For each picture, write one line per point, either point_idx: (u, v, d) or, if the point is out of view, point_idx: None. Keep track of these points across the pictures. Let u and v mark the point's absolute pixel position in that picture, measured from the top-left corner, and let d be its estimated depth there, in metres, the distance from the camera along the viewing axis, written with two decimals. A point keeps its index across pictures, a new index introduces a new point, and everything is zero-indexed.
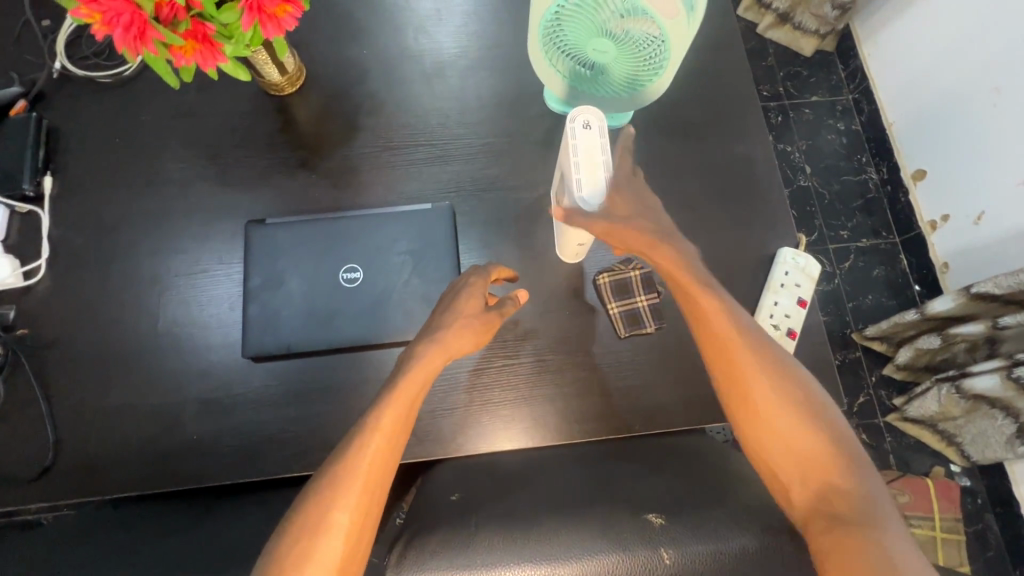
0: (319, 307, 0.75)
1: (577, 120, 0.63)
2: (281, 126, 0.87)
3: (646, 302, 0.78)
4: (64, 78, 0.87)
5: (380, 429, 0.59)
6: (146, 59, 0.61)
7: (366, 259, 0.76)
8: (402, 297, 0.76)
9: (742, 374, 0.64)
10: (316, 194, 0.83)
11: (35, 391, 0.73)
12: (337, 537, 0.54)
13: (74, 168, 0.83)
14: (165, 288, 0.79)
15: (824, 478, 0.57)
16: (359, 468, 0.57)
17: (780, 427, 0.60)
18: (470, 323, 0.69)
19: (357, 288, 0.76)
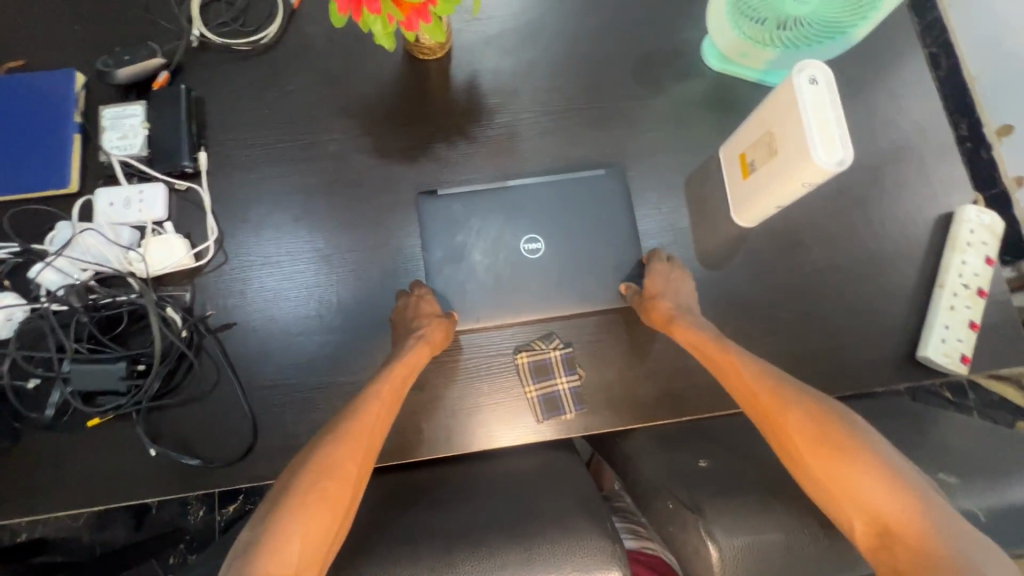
0: (505, 279, 0.75)
1: (804, 73, 0.60)
2: (432, 92, 0.83)
3: (566, 384, 0.72)
4: (202, 47, 0.82)
5: (380, 397, 0.65)
6: (366, 16, 0.57)
7: (546, 229, 0.76)
8: (588, 267, 0.76)
9: (773, 414, 0.60)
10: (478, 163, 0.81)
11: (228, 373, 0.72)
12: (334, 486, 0.56)
13: (228, 143, 0.80)
14: (332, 265, 0.76)
15: (887, 513, 0.50)
16: (359, 432, 0.61)
17: (826, 463, 0.54)
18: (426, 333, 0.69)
19: (539, 259, 0.75)
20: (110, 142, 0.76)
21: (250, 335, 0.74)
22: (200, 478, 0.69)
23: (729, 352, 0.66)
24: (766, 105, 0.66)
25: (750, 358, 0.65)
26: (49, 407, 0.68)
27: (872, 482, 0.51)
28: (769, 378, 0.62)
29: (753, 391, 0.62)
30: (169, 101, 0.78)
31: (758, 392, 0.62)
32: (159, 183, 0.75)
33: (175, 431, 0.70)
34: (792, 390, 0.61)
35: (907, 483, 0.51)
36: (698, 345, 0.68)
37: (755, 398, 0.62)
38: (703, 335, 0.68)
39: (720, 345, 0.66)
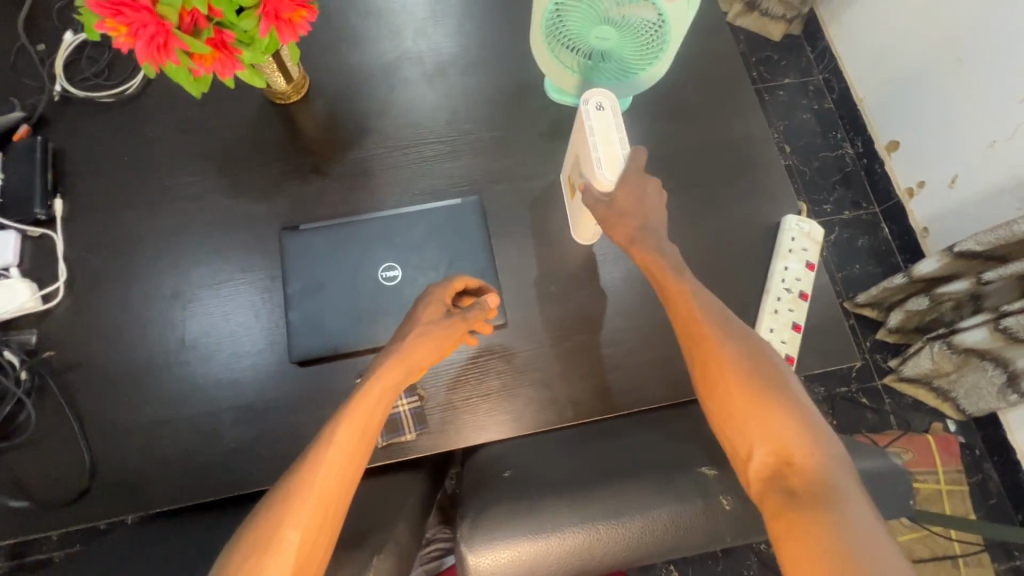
0: (363, 307, 0.77)
1: (590, 100, 0.66)
2: (289, 134, 0.88)
3: (407, 407, 0.74)
4: (65, 101, 0.86)
5: (338, 441, 0.56)
6: (168, 71, 0.62)
7: (403, 258, 0.79)
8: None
9: (703, 343, 0.62)
10: (329, 198, 0.84)
11: (66, 413, 0.72)
12: (307, 531, 0.51)
13: (84, 189, 0.82)
14: (189, 301, 0.78)
15: (797, 451, 0.53)
16: (345, 457, 0.56)
17: (748, 395, 0.57)
18: (450, 333, 0.69)
19: (396, 286, 0.78)
20: None
21: (94, 375, 0.74)
22: (32, 522, 0.69)
23: (688, 285, 0.67)
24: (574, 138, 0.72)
25: (700, 294, 0.66)
26: None
27: (773, 423, 0.55)
28: (715, 315, 0.64)
29: (691, 318, 0.64)
30: (26, 152, 0.81)
31: (696, 322, 0.64)
32: (9, 231, 0.78)
33: (9, 475, 0.70)
34: (731, 331, 0.63)
35: (826, 440, 0.54)
36: (654, 274, 0.69)
37: (691, 323, 0.64)
38: (661, 268, 0.68)
39: (676, 279, 0.67)
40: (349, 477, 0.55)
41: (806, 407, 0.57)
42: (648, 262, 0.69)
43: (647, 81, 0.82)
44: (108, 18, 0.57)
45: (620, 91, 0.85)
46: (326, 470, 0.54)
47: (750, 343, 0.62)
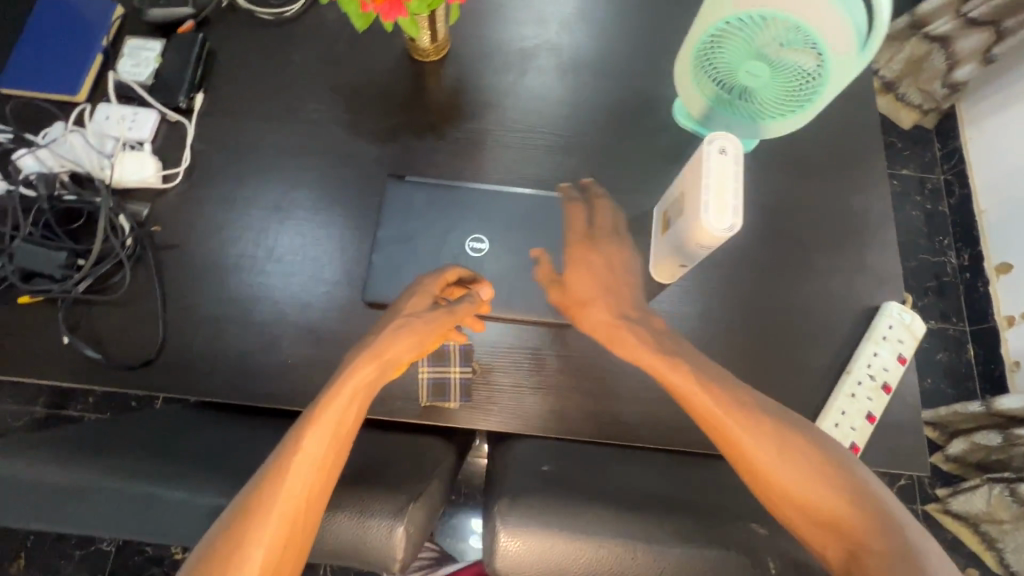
0: (443, 269, 0.78)
1: (714, 143, 0.64)
2: (417, 89, 0.91)
3: (459, 375, 0.75)
4: (230, 8, 0.92)
5: (303, 450, 0.57)
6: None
7: (492, 234, 0.80)
8: (519, 276, 0.79)
9: (734, 443, 0.62)
10: (438, 159, 0.87)
11: (154, 287, 0.77)
12: (281, 526, 0.54)
13: (223, 91, 0.88)
14: (287, 217, 0.82)
15: (864, 538, 0.56)
16: (316, 454, 0.57)
17: (805, 492, 0.59)
18: (436, 326, 0.68)
19: (479, 258, 0.79)
20: (124, 66, 0.85)
21: (187, 260, 0.79)
22: (102, 375, 0.73)
23: (701, 371, 0.66)
24: (682, 172, 0.70)
25: (730, 391, 0.65)
26: None
27: (839, 507, 0.57)
28: (740, 404, 0.63)
29: (716, 421, 0.63)
30: (185, 46, 0.87)
31: (723, 425, 0.63)
32: (153, 111, 0.83)
33: (92, 326, 0.75)
34: (764, 419, 0.62)
35: (886, 512, 0.57)
36: (659, 367, 0.67)
37: (719, 428, 0.63)
38: (679, 364, 0.66)
39: (693, 374, 0.66)
40: (328, 471, 0.58)
41: (863, 488, 0.59)
42: (662, 345, 0.69)
43: (780, 129, 0.81)
44: None
45: (749, 130, 0.83)
46: (291, 483, 0.55)
47: (788, 437, 0.62)
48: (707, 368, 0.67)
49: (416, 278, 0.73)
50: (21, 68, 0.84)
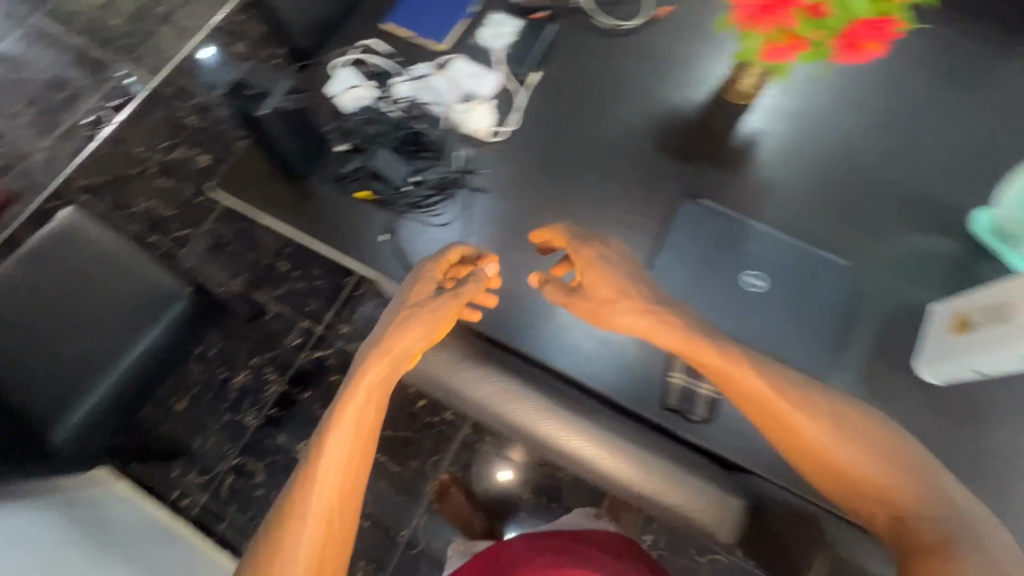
0: (715, 289, 0.85)
1: None
2: (720, 124, 0.97)
3: (707, 392, 0.80)
4: (577, 10, 1.04)
5: (340, 423, 0.71)
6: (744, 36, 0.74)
7: (771, 274, 0.85)
8: (782, 321, 0.83)
9: (795, 425, 0.67)
10: (726, 191, 0.92)
11: (466, 222, 0.90)
12: (332, 488, 0.69)
13: (553, 77, 1.00)
14: (586, 200, 0.93)
15: (895, 492, 0.64)
16: (347, 437, 0.70)
17: (824, 450, 0.66)
18: (619, 298, 0.74)
19: (752, 292, 0.84)
20: (486, 34, 0.99)
21: (492, 207, 0.90)
22: (404, 277, 0.86)
23: (753, 358, 0.69)
24: (1015, 278, 0.67)
25: (758, 368, 0.68)
26: (346, 167, 0.88)
27: (880, 479, 0.64)
28: (790, 392, 0.68)
29: (766, 402, 0.67)
30: (536, 32, 1.00)
31: (771, 404, 0.67)
32: (499, 76, 0.95)
33: (406, 236, 0.88)
34: (802, 399, 0.67)
35: (931, 484, 0.63)
36: (691, 352, 0.70)
37: (764, 408, 0.68)
38: (681, 339, 0.70)
39: (739, 361, 0.68)
40: (361, 448, 0.72)
41: (875, 429, 0.67)
42: (672, 335, 0.71)
43: None
44: None
45: None
46: (326, 484, 0.69)
47: (810, 395, 0.68)
48: (687, 317, 0.72)
49: (421, 262, 0.82)
50: (407, 12, 0.99)
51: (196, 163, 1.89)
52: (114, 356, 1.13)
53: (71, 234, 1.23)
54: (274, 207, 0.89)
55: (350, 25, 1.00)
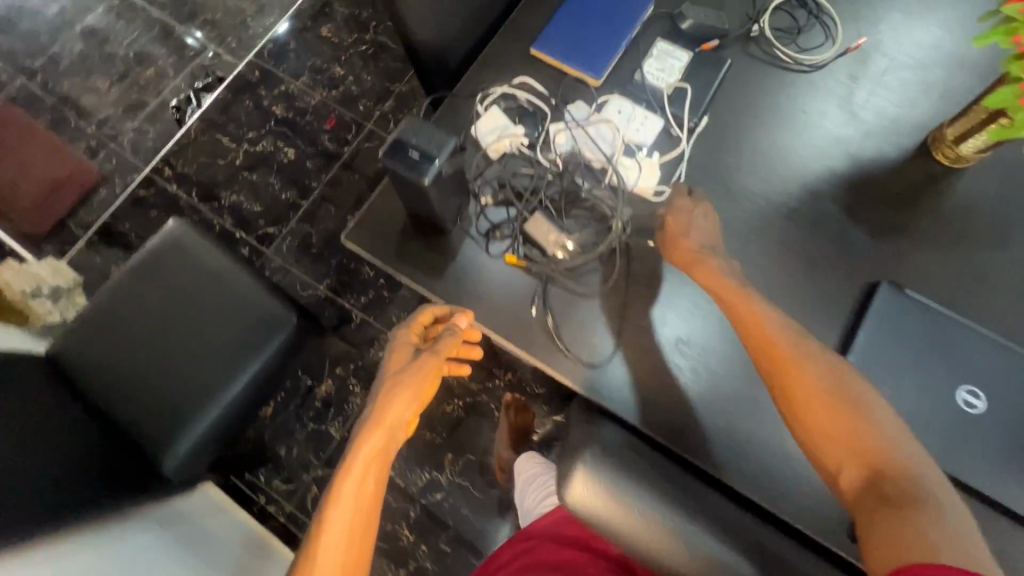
0: (921, 407, 0.71)
1: None
2: (924, 190, 0.82)
3: None
4: (753, 39, 0.89)
5: (330, 520, 0.66)
6: None
7: (992, 394, 0.70)
8: (1008, 452, 0.69)
9: (788, 372, 0.67)
10: (930, 278, 0.78)
11: (623, 295, 0.77)
12: (337, 548, 0.64)
13: (725, 122, 0.86)
14: (759, 279, 0.80)
15: (888, 467, 0.61)
16: (355, 491, 0.68)
17: (824, 412, 0.65)
18: (686, 262, 0.74)
19: (966, 414, 0.70)
20: (649, 67, 0.86)
21: (653, 279, 0.78)
22: (555, 358, 0.76)
23: (777, 316, 0.70)
24: None
25: (764, 305, 0.71)
26: (497, 226, 0.80)
27: (857, 437, 0.63)
28: (806, 361, 0.67)
29: (770, 342, 0.68)
30: (711, 67, 0.86)
31: (774, 342, 0.68)
32: (664, 121, 0.83)
33: (558, 309, 0.77)
34: (816, 371, 0.66)
35: (917, 484, 0.60)
36: (717, 288, 0.72)
37: (765, 342, 0.69)
38: (720, 278, 0.73)
39: (739, 294, 0.71)
40: (366, 507, 0.68)
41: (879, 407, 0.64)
42: (707, 270, 0.73)
43: None
44: None
45: None
46: (332, 545, 0.64)
47: (810, 352, 0.68)
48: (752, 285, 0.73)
49: (396, 335, 0.80)
50: (559, 38, 0.87)
51: (282, 156, 1.84)
52: (226, 381, 1.12)
53: (179, 246, 1.19)
54: (415, 267, 0.80)
55: (495, 50, 0.89)
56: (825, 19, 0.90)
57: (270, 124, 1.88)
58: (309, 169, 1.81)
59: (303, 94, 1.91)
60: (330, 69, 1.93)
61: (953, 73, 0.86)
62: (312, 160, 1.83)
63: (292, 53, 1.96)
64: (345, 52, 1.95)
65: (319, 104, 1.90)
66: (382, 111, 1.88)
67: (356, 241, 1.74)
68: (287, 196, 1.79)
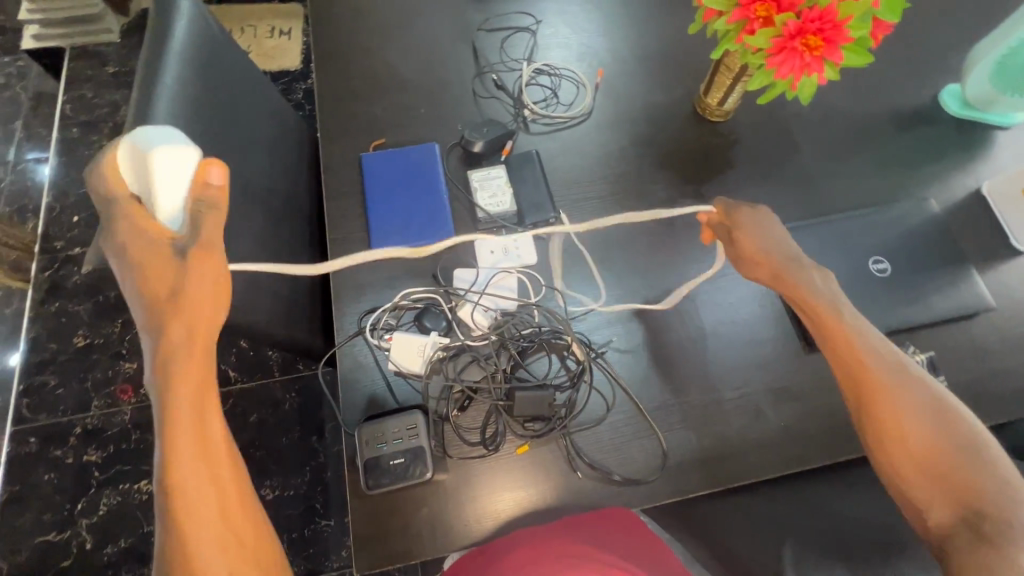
0: (865, 296, 0.83)
1: None
2: (731, 143, 0.96)
3: (936, 386, 0.79)
4: (531, 121, 0.96)
5: (171, 454, 0.53)
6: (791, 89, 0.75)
7: (887, 252, 0.86)
8: (929, 280, 0.85)
9: (874, 399, 0.63)
10: (786, 202, 0.92)
11: (629, 396, 0.78)
12: (190, 470, 0.54)
13: (573, 197, 0.91)
14: (697, 293, 0.85)
15: (973, 492, 0.57)
16: (194, 431, 0.55)
17: (907, 437, 0.61)
18: (196, 204, 0.60)
19: (888, 276, 0.85)
20: (483, 201, 0.87)
21: (636, 360, 0.80)
22: (631, 495, 0.73)
23: (836, 305, 0.70)
24: None
25: (844, 313, 0.69)
26: (485, 430, 0.74)
27: (937, 451, 0.59)
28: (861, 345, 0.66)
29: (858, 372, 0.65)
30: (526, 165, 0.91)
31: (857, 371, 0.65)
32: (532, 233, 0.86)
33: (593, 453, 0.75)
34: (872, 355, 0.65)
35: (966, 434, 0.60)
36: (801, 299, 0.71)
37: (854, 380, 0.65)
38: (801, 286, 0.71)
39: (827, 308, 0.69)
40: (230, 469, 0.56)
41: (950, 413, 0.61)
42: (788, 280, 0.72)
43: None
44: (773, 54, 0.71)
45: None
46: (186, 474, 0.53)
47: (896, 373, 0.64)
48: (772, 248, 0.74)
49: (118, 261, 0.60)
50: (391, 232, 0.85)
51: (137, 495, 1.43)
52: None
53: None
54: (450, 533, 0.71)
55: (345, 278, 0.83)
56: (566, 73, 1.00)
57: (93, 477, 1.43)
58: None
59: (107, 419, 1.48)
60: (117, 370, 1.53)
61: (680, 51, 1.02)
62: None
63: (59, 387, 1.50)
64: (122, 342, 1.55)
65: (136, 413, 1.49)
66: (212, 367, 1.54)
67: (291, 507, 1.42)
68: None
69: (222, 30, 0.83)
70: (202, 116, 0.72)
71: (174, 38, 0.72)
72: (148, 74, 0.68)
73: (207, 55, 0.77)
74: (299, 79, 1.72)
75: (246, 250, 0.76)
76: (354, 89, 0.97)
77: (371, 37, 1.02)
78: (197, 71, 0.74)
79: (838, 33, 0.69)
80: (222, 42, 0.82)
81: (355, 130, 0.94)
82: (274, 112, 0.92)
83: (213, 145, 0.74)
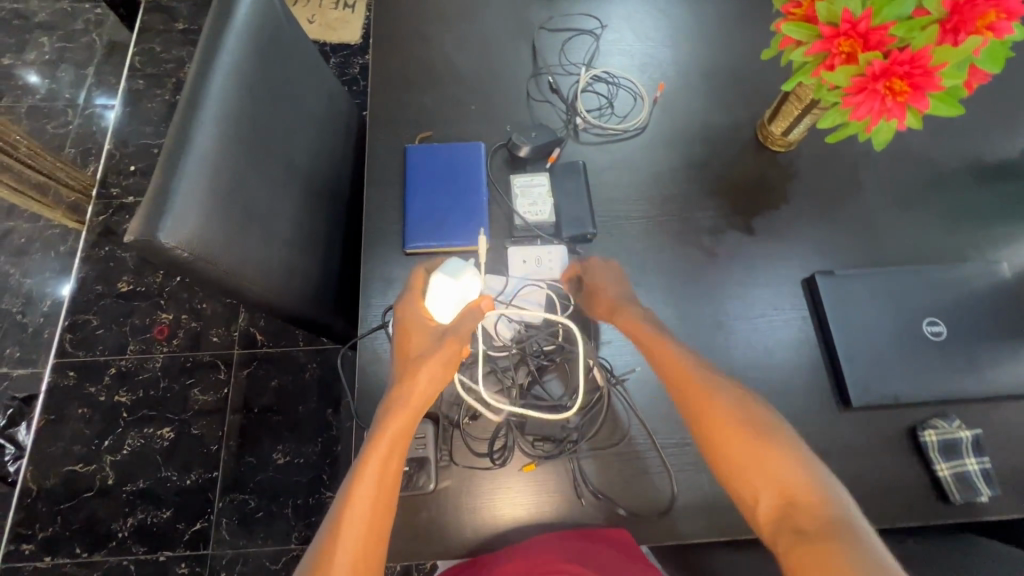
0: (912, 359, 0.78)
1: None
2: (791, 176, 0.90)
3: (977, 467, 0.73)
4: (582, 130, 0.93)
5: (371, 461, 0.56)
6: (866, 132, 0.70)
7: (945, 314, 0.80)
8: (986, 351, 0.79)
9: (708, 418, 0.61)
10: (840, 245, 0.87)
11: (646, 429, 0.75)
12: (361, 507, 0.54)
13: (615, 214, 0.88)
14: (730, 331, 0.82)
15: (796, 493, 0.53)
16: (379, 475, 0.56)
17: (738, 450, 0.58)
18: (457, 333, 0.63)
19: (942, 342, 0.79)
20: (522, 208, 0.85)
21: (657, 392, 0.77)
22: (633, 529, 0.71)
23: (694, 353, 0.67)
24: None
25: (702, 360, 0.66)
26: (495, 443, 0.74)
27: (786, 471, 0.55)
28: (709, 378, 0.63)
29: (696, 390, 0.63)
30: (571, 175, 0.88)
31: (703, 391, 0.62)
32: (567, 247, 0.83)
33: (599, 482, 0.73)
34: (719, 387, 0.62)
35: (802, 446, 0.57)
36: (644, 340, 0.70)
37: (698, 398, 0.62)
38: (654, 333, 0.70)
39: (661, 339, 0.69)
40: (387, 500, 0.55)
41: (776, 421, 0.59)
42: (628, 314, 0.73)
43: None
44: (851, 95, 0.66)
45: None
46: (356, 508, 0.54)
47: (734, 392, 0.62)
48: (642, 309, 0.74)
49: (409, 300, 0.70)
50: (425, 228, 0.84)
51: (159, 440, 1.49)
52: None
53: None
54: (445, 541, 0.71)
55: (376, 270, 0.83)
56: (625, 82, 0.96)
57: (121, 417, 1.51)
58: (200, 437, 1.49)
59: (140, 363, 1.55)
60: (155, 319, 1.59)
61: (750, 72, 0.97)
62: (197, 425, 1.50)
63: (100, 328, 1.58)
64: (161, 292, 1.62)
65: (167, 362, 1.55)
66: (242, 328, 1.58)
67: (300, 475, 1.46)
68: (194, 479, 1.46)
69: (285, 8, 0.83)
70: (255, 94, 0.73)
71: (237, 14, 0.73)
72: (208, 49, 0.69)
73: (267, 34, 0.77)
74: (357, 54, 1.73)
75: (282, 231, 0.77)
76: (408, 77, 0.96)
77: (431, 26, 1.00)
78: (255, 48, 0.74)
79: (928, 79, 0.63)
80: (281, 17, 0.82)
81: (403, 120, 0.93)
82: (325, 94, 0.92)
83: (263, 124, 0.74)
